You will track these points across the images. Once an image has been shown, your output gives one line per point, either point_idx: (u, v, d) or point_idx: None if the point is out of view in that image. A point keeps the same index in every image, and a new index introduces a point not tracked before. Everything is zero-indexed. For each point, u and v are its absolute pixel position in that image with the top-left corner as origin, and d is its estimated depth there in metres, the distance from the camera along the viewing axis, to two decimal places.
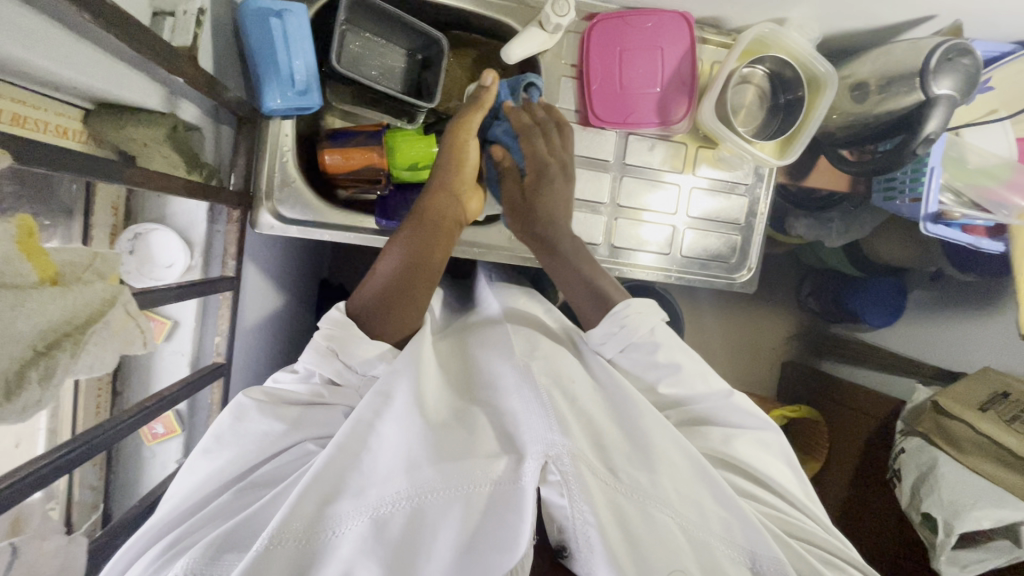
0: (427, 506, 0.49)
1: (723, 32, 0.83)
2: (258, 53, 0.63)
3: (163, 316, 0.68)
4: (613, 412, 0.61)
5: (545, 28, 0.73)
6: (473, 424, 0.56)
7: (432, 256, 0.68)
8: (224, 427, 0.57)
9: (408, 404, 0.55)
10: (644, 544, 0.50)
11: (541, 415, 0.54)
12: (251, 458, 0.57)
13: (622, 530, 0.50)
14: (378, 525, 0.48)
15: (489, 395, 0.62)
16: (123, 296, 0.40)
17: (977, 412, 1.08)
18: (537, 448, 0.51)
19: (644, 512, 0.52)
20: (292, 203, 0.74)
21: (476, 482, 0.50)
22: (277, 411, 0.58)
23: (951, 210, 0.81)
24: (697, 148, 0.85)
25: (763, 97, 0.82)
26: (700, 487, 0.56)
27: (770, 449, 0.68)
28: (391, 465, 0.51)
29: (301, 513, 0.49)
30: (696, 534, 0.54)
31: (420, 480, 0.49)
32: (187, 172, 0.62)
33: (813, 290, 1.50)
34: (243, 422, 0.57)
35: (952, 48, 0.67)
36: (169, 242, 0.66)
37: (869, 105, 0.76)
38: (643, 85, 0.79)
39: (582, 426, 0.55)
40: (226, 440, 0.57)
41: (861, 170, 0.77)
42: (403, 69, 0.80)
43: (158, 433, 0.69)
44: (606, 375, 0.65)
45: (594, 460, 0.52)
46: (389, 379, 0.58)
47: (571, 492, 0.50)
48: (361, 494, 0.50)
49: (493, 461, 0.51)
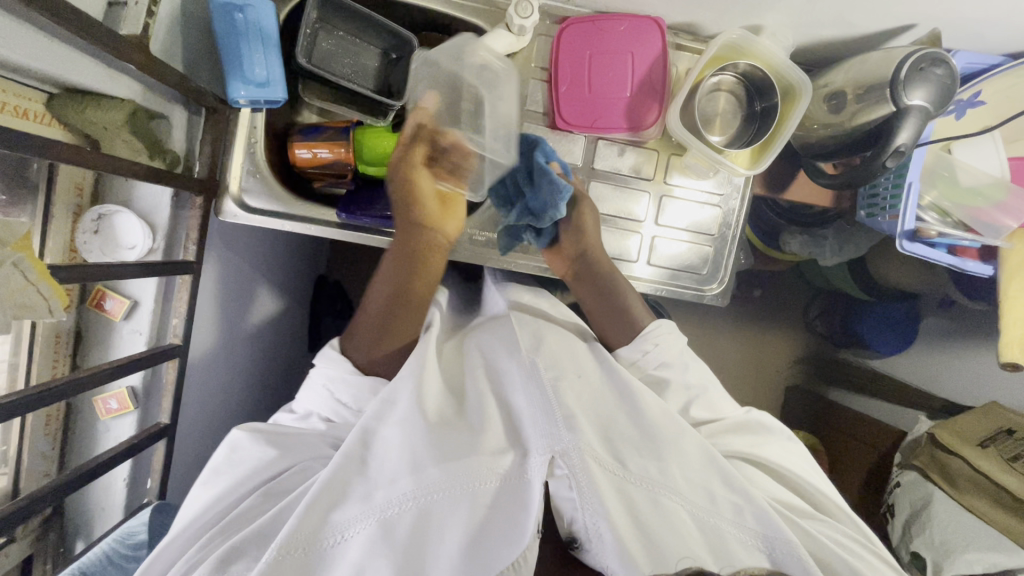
0: (439, 504, 0.55)
1: (698, 39, 0.82)
2: (225, 48, 0.68)
3: (124, 295, 0.70)
4: (625, 404, 0.65)
5: (511, 30, 0.74)
6: (477, 417, 0.63)
7: (423, 282, 0.71)
8: (219, 461, 0.65)
9: (412, 409, 0.61)
10: (656, 531, 0.56)
11: (545, 413, 0.60)
12: (248, 482, 0.63)
13: (633, 521, 0.56)
14: (394, 522, 0.54)
15: (489, 387, 0.67)
16: (18, 260, 0.47)
17: (976, 448, 1.00)
18: (543, 445, 0.58)
19: (655, 502, 0.58)
20: (256, 192, 0.76)
21: (485, 478, 0.57)
22: (270, 439, 0.66)
23: (927, 228, 0.77)
24: (669, 156, 0.84)
25: (738, 104, 0.80)
26: (709, 473, 0.61)
27: (793, 452, 0.74)
28: (396, 466, 0.57)
29: (310, 522, 0.55)
30: (706, 521, 0.58)
31: (427, 480, 0.56)
32: (150, 158, 0.64)
33: (821, 312, 1.40)
34: (237, 452, 0.65)
35: (924, 58, 0.64)
36: (133, 224, 0.68)
37: (846, 115, 0.73)
38: (612, 89, 0.78)
39: (588, 423, 0.60)
40: (222, 470, 0.64)
41: (838, 183, 0.74)
42: (376, 68, 0.81)
43: (112, 409, 0.72)
44: (608, 362, 0.69)
45: (599, 452, 0.58)
46: (393, 386, 0.63)
47: (580, 484, 0.56)
48: (373, 495, 0.57)
49: (499, 457, 0.58)
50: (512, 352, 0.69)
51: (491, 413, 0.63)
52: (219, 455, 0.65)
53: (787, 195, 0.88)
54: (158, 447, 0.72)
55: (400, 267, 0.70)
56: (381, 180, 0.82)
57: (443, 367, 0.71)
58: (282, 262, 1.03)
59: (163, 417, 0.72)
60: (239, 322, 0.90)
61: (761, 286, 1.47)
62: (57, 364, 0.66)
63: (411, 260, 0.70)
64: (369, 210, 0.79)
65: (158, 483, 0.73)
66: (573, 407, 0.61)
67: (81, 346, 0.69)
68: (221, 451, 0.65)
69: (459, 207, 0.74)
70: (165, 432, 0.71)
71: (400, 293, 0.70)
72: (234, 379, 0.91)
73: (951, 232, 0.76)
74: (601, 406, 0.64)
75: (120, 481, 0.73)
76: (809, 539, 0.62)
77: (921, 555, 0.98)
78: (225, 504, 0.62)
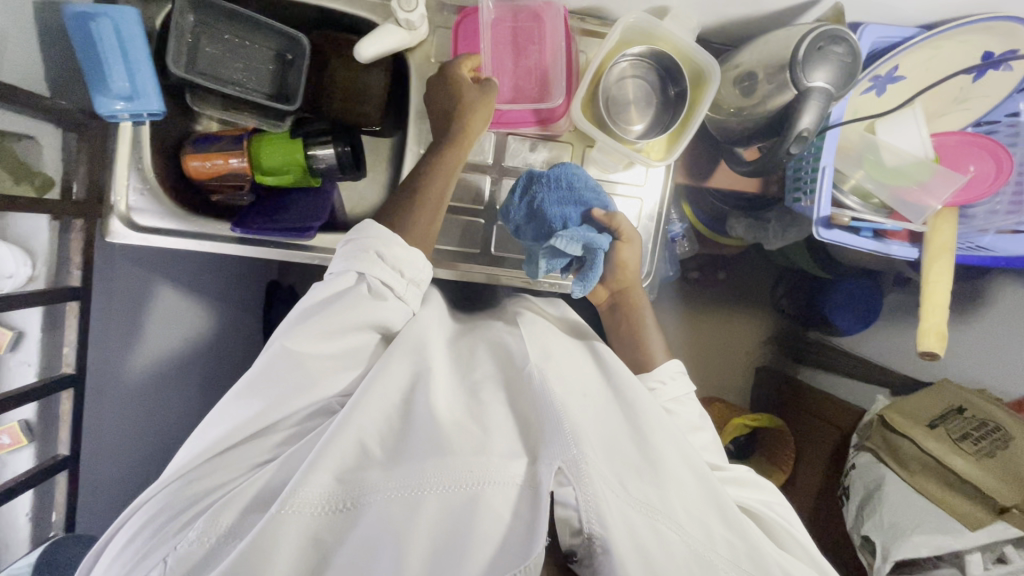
0: (448, 489, 0.52)
1: (606, 24, 0.78)
2: (84, 58, 0.63)
3: (6, 326, 0.67)
4: (633, 412, 0.61)
5: (401, 25, 0.71)
6: (489, 416, 0.58)
7: (447, 184, 0.69)
8: (255, 374, 0.59)
9: (423, 416, 0.56)
10: (654, 559, 0.52)
11: (556, 426, 0.55)
12: (267, 414, 0.57)
13: (634, 547, 0.52)
14: (400, 502, 0.51)
15: (505, 393, 0.62)
16: None
17: (924, 429, 0.99)
18: (553, 454, 0.53)
19: (656, 532, 0.53)
20: (148, 211, 0.74)
21: (495, 478, 0.53)
22: (306, 365, 0.59)
23: (841, 214, 0.73)
24: (584, 148, 0.81)
25: (652, 90, 0.75)
26: (708, 509, 0.57)
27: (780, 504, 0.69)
28: (409, 451, 0.54)
29: (314, 491, 0.52)
30: (702, 554, 0.54)
31: (444, 463, 0.52)
32: (14, 182, 0.61)
33: (787, 291, 1.39)
34: (273, 366, 0.58)
35: (822, 36, 0.60)
36: (4, 252, 0.63)
37: (757, 98, 0.69)
38: (518, 83, 0.75)
39: (596, 444, 0.56)
40: (256, 387, 0.58)
41: (752, 171, 0.72)
42: (269, 70, 0.76)
43: (3, 445, 0.67)
44: (614, 372, 0.65)
45: (606, 473, 0.54)
46: (402, 384, 0.60)
47: (584, 499, 0.52)
48: (383, 476, 0.53)
49: (510, 464, 0.54)
50: (517, 362, 0.65)
51: (500, 416, 0.58)
52: (256, 366, 0.59)
53: (711, 182, 0.85)
54: (61, 479, 0.71)
55: (438, 150, 0.70)
56: (283, 190, 0.80)
57: (456, 364, 0.66)
58: (220, 271, 0.98)
59: (63, 448, 0.70)
60: (180, 327, 0.88)
61: (724, 269, 1.45)
62: None
63: (442, 165, 0.69)
64: (268, 221, 0.76)
65: (65, 516, 0.72)
66: (580, 423, 0.56)
67: None
68: (262, 359, 0.59)
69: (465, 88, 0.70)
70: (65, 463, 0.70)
71: (418, 192, 0.68)
72: (176, 403, 0.89)
73: (870, 216, 0.72)
74: (606, 429, 0.59)
75: (22, 517, 0.71)
76: None
77: (872, 537, 0.99)
78: (223, 443, 0.57)
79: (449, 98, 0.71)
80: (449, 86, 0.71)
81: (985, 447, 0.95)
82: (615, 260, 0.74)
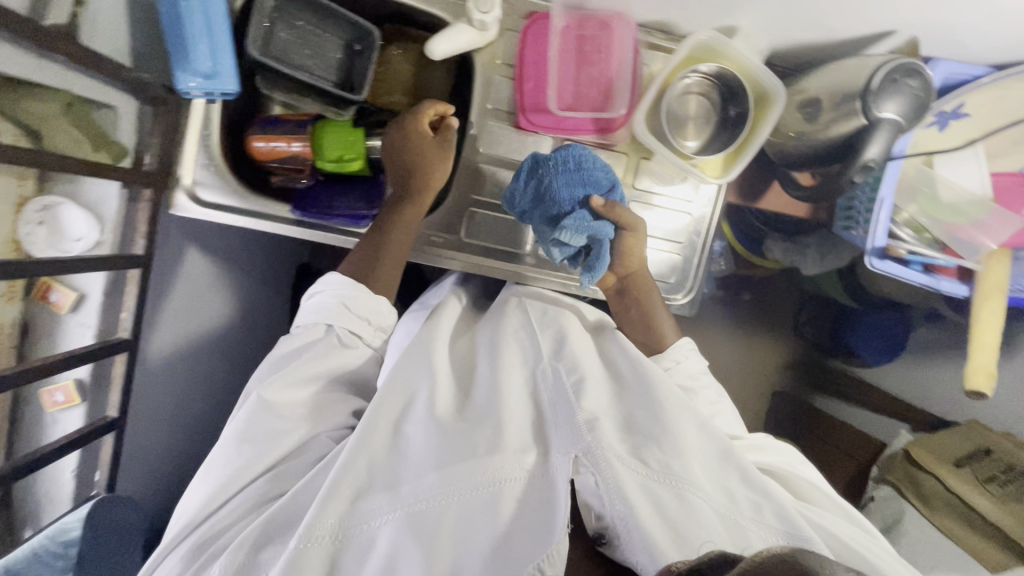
0: (465, 500, 0.53)
1: (672, 39, 0.78)
2: (170, 34, 0.65)
3: (70, 287, 0.70)
4: (638, 398, 0.62)
5: (472, 24, 0.72)
6: (491, 408, 0.60)
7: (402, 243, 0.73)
8: (241, 428, 0.61)
9: (429, 423, 0.59)
10: (682, 524, 0.51)
11: (565, 416, 0.57)
12: (261, 459, 0.61)
13: (659, 514, 0.52)
14: (421, 514, 0.53)
15: (512, 378, 0.64)
16: None
17: (950, 468, 0.99)
18: (565, 445, 0.55)
19: (680, 498, 0.53)
20: (212, 186, 0.75)
21: (508, 476, 0.54)
22: (286, 410, 0.63)
23: (896, 246, 0.74)
24: (638, 160, 0.81)
25: (711, 108, 0.76)
26: (725, 472, 0.58)
27: (797, 466, 0.71)
28: (420, 462, 0.56)
29: (333, 509, 0.54)
30: (728, 517, 0.54)
31: (450, 475, 0.54)
32: (94, 149, 0.64)
33: (811, 318, 1.34)
34: (258, 420, 0.61)
35: (898, 69, 0.61)
36: (77, 216, 0.67)
37: (822, 124, 0.69)
38: (581, 91, 0.76)
39: (610, 426, 0.57)
40: (248, 439, 0.61)
41: (806, 193, 0.78)
42: (337, 60, 0.78)
43: (58, 401, 0.70)
44: (618, 360, 0.67)
45: (619, 449, 0.55)
46: (410, 387, 0.63)
47: (604, 479, 0.52)
48: (399, 489, 0.55)
49: (521, 457, 0.56)
50: (528, 360, 0.66)
51: (505, 405, 0.60)
52: (240, 420, 0.62)
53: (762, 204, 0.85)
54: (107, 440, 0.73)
55: (364, 246, 0.72)
56: (341, 177, 0.81)
57: (455, 362, 0.70)
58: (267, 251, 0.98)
59: (112, 411, 0.72)
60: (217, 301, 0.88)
61: None
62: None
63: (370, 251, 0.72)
64: (327, 207, 0.78)
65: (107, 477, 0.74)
66: (594, 409, 0.58)
67: (29, 339, 0.68)
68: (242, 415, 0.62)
69: (431, 153, 0.72)
70: (112, 426, 0.72)
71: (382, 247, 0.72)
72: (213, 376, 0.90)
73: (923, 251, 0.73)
74: (619, 415, 0.60)
75: (68, 473, 0.73)
76: (831, 539, 0.59)
77: None
78: (228, 490, 0.59)
79: (419, 152, 0.73)
80: (395, 158, 0.73)
81: (1012, 491, 0.94)
82: (621, 250, 0.73)
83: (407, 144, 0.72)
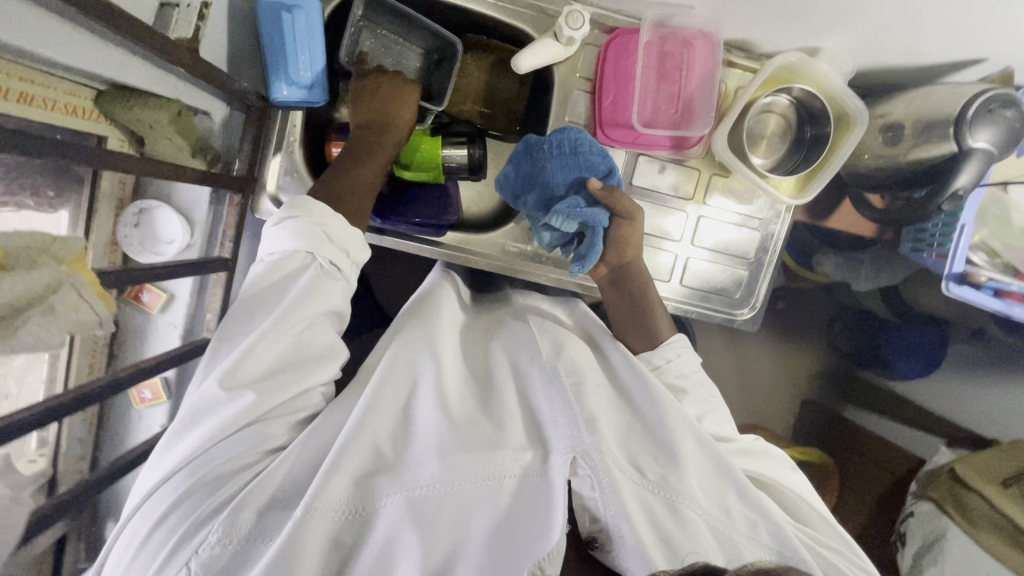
0: (467, 489, 0.50)
1: (752, 56, 0.78)
2: (270, 46, 0.66)
3: (161, 288, 0.73)
4: (640, 401, 0.60)
5: (559, 40, 0.73)
6: (499, 413, 0.57)
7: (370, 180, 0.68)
8: (191, 407, 0.53)
9: (435, 409, 0.56)
10: (676, 539, 0.49)
11: (565, 412, 0.54)
12: (219, 433, 0.52)
13: (654, 530, 0.49)
14: (423, 500, 0.50)
15: (513, 389, 0.61)
16: (70, 279, 0.43)
17: (998, 488, 0.97)
18: (565, 445, 0.52)
19: (672, 510, 0.51)
20: (293, 191, 0.73)
21: (507, 471, 0.51)
22: (241, 374, 0.52)
23: (976, 271, 0.75)
24: (710, 176, 0.82)
25: (787, 129, 0.78)
26: (722, 486, 0.55)
27: (800, 481, 0.67)
28: (426, 447, 0.53)
29: (334, 487, 0.49)
30: (721, 533, 0.51)
31: (453, 465, 0.51)
32: (192, 156, 0.65)
33: (844, 329, 1.26)
34: (208, 398, 0.52)
35: (994, 99, 0.61)
36: (171, 220, 0.70)
37: (903, 148, 0.70)
38: (659, 107, 0.76)
39: (609, 431, 0.55)
40: (199, 417, 0.52)
41: (885, 217, 0.77)
42: (417, 68, 0.80)
43: (145, 398, 0.76)
44: (621, 366, 0.64)
45: (618, 457, 0.52)
46: (410, 373, 0.59)
47: (602, 486, 0.50)
48: (401, 475, 0.51)
49: (520, 454, 0.53)
50: (528, 359, 0.62)
51: (511, 410, 0.58)
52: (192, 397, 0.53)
53: None
54: None
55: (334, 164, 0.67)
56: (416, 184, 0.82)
57: (463, 355, 0.66)
58: None
59: None
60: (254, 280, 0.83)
61: None
62: (94, 362, 0.69)
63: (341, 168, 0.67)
64: (404, 216, 0.80)
65: None
66: (596, 411, 0.55)
67: (119, 339, 0.72)
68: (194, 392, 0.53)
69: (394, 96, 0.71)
70: None
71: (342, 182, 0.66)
72: None
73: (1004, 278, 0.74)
74: (619, 420, 0.58)
75: None
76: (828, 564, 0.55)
77: None
78: (181, 467, 0.51)
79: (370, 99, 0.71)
80: (371, 94, 0.71)
81: None
82: (616, 240, 0.71)
83: (375, 95, 0.71)
